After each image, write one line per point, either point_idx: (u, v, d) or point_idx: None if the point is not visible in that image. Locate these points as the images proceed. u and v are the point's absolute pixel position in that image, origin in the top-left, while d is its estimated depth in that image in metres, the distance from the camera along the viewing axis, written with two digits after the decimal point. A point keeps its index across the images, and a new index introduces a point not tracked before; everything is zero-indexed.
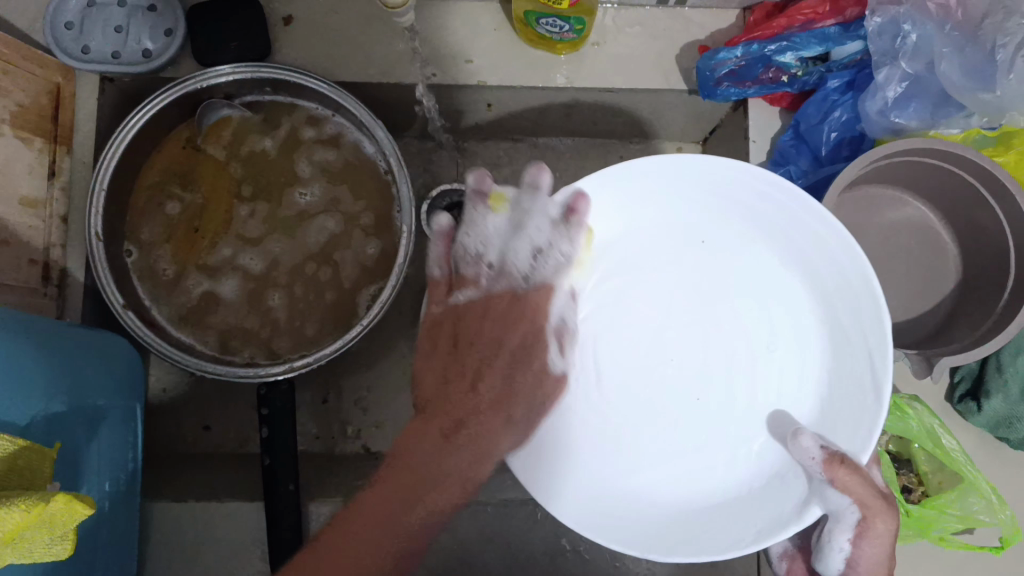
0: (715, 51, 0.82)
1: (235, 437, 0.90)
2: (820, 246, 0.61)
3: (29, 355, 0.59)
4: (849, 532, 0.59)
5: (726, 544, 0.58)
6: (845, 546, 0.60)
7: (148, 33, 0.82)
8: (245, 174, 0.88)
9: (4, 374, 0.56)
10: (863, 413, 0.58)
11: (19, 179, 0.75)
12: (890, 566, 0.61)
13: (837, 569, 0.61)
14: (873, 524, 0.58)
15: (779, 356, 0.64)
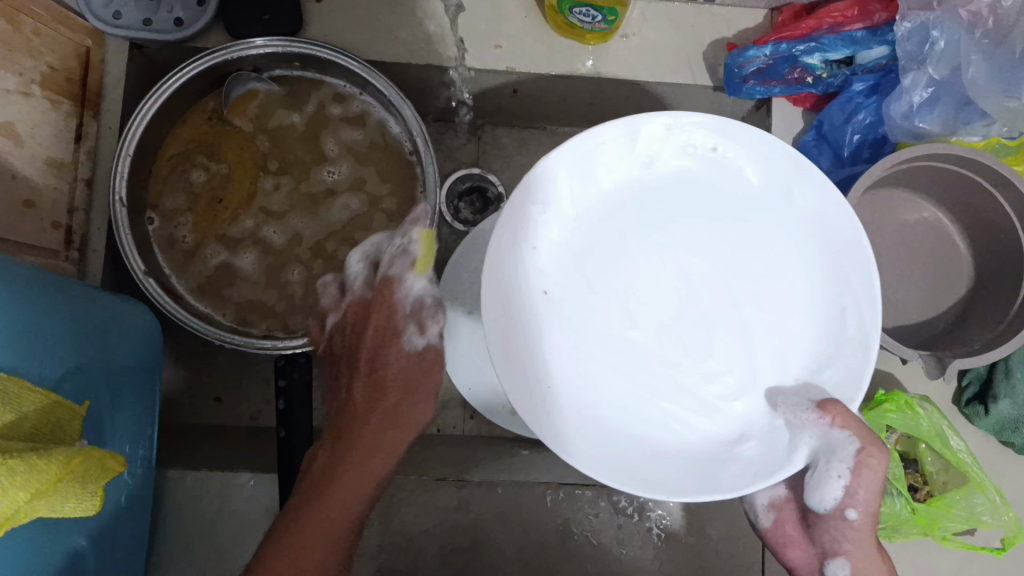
0: (745, 50, 0.83)
1: (247, 409, 0.91)
2: (727, 178, 0.55)
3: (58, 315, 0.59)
4: (847, 463, 0.58)
5: (671, 476, 0.51)
6: (844, 473, 0.59)
7: (180, 3, 0.82)
8: (267, 148, 0.88)
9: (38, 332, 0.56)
10: (854, 363, 0.52)
11: (47, 141, 0.75)
12: (879, 493, 0.62)
13: (832, 497, 0.61)
14: (866, 457, 0.58)
15: (803, 323, 0.54)
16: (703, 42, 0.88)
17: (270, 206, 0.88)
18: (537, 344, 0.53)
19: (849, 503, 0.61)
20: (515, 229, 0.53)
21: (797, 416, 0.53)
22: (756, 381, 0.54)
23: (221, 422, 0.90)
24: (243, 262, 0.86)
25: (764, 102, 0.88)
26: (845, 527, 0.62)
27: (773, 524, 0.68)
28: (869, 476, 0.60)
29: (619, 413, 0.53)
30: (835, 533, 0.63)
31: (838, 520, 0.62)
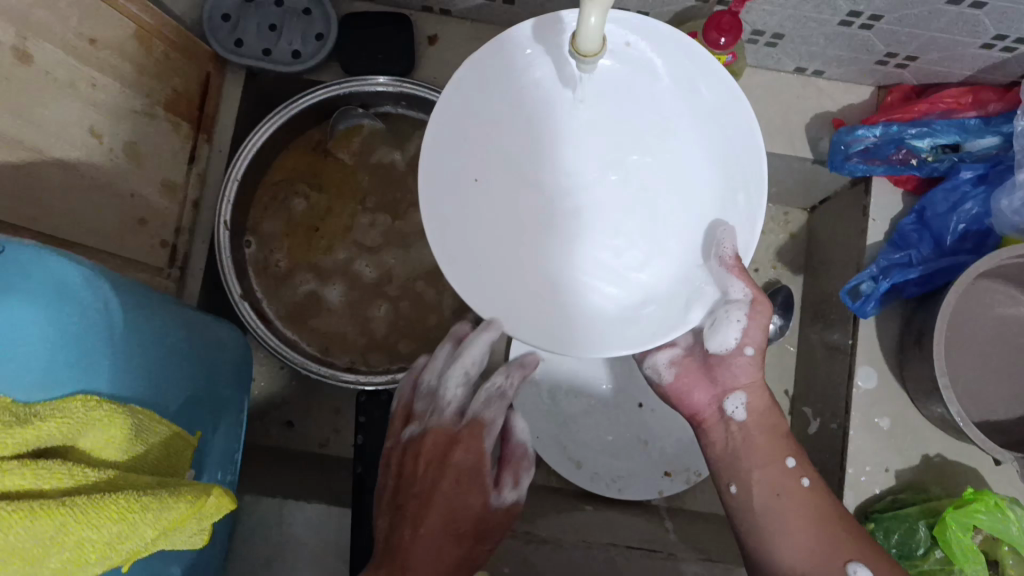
0: (853, 128, 0.83)
1: (320, 437, 0.91)
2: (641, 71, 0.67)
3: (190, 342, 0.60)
4: (740, 310, 0.67)
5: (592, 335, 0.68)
6: (742, 319, 0.67)
7: (299, 37, 0.84)
8: (364, 183, 0.89)
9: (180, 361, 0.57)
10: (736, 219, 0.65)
11: (165, 162, 0.77)
12: (763, 343, 0.70)
13: (728, 342, 0.68)
14: (755, 311, 0.67)
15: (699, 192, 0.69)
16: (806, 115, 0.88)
17: (362, 240, 0.88)
18: (449, 190, 0.67)
19: (746, 340, 0.69)
20: (535, 145, 0.72)
21: (721, 254, 0.65)
22: (671, 248, 0.70)
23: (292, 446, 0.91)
24: (332, 292, 0.87)
25: (863, 180, 0.87)
26: (740, 363, 0.70)
27: (674, 377, 0.74)
28: (759, 321, 0.68)
29: (478, 245, 0.69)
30: (732, 370, 0.70)
31: (740, 359, 0.70)
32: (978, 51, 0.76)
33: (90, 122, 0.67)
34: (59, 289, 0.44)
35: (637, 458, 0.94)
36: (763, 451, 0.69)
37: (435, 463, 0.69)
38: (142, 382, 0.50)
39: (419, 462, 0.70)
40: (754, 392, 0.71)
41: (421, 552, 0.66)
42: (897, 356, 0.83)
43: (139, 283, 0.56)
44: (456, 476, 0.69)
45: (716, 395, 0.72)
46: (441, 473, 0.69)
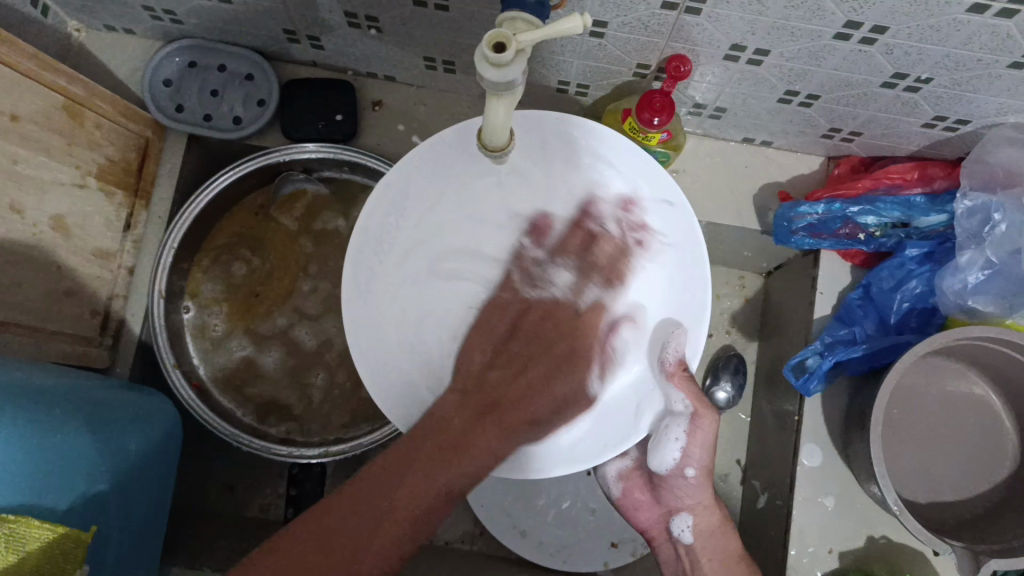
0: (797, 204, 0.81)
1: (258, 502, 0.90)
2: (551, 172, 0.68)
3: (106, 445, 0.61)
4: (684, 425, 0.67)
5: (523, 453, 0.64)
6: (681, 435, 0.67)
7: (241, 101, 0.84)
8: (305, 247, 0.88)
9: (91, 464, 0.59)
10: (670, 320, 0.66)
11: (97, 231, 0.77)
12: (711, 463, 0.69)
13: (672, 459, 0.69)
14: (700, 425, 0.67)
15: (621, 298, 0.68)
16: (755, 184, 0.87)
17: (302, 304, 0.87)
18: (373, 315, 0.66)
19: (687, 461, 0.69)
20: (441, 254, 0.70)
21: (665, 358, 0.64)
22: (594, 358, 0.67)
23: (230, 512, 0.89)
24: (268, 360, 0.86)
25: (811, 251, 0.86)
26: (681, 482, 0.70)
27: (622, 494, 0.76)
28: (702, 435, 0.67)
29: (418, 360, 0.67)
30: (677, 492, 0.71)
31: (681, 480, 0.70)
32: (920, 129, 0.75)
33: (12, 197, 0.66)
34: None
35: (583, 525, 0.92)
36: (713, 569, 0.69)
37: (567, 328, 0.68)
38: (19, 485, 0.51)
39: (493, 376, 0.67)
40: (698, 513, 0.71)
41: (351, 526, 0.61)
42: (842, 434, 0.82)
43: (30, 374, 0.58)
44: (518, 422, 0.65)
45: (661, 515, 0.73)
46: (486, 423, 0.65)
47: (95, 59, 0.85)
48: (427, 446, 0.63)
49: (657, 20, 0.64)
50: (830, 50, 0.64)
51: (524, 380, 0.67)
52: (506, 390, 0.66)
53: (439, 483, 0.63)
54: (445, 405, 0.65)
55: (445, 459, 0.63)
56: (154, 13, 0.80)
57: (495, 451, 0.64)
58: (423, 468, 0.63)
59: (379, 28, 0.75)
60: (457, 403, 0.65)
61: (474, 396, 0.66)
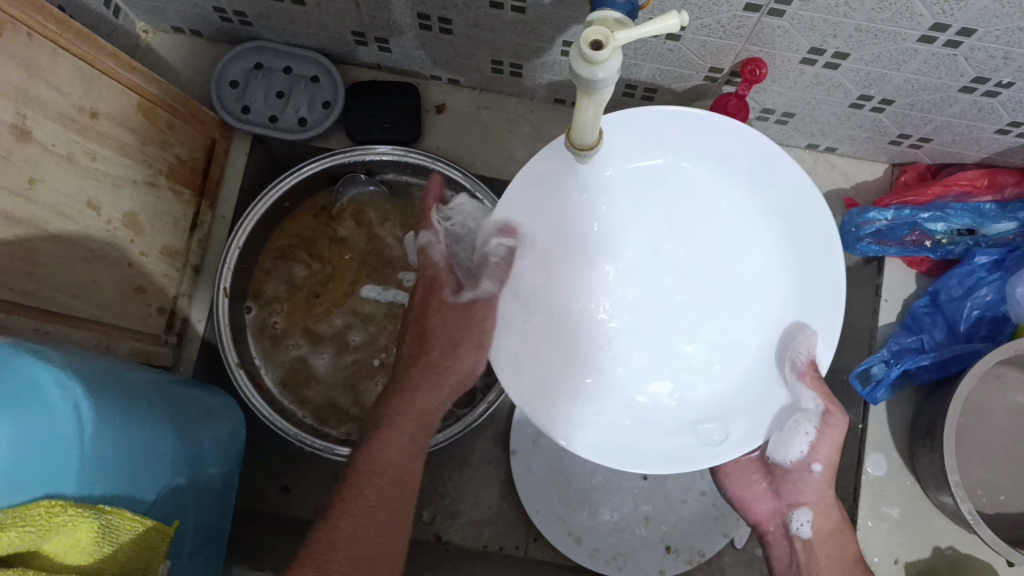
0: (864, 210, 0.81)
1: (314, 504, 0.90)
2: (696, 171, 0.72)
3: (177, 435, 0.60)
4: (813, 421, 0.67)
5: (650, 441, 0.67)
6: (810, 431, 0.67)
7: (307, 104, 0.84)
8: (366, 250, 0.88)
9: (164, 455, 0.58)
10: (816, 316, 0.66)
11: (166, 229, 0.77)
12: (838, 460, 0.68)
13: (797, 453, 0.68)
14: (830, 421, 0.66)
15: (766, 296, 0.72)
16: (817, 191, 0.86)
17: (363, 305, 0.87)
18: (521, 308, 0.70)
19: (813, 456, 0.68)
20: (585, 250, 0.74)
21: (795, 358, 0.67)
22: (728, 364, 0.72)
23: (288, 513, 0.89)
24: (327, 361, 0.86)
25: (875, 258, 0.85)
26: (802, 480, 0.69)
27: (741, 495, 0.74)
28: (831, 437, 0.67)
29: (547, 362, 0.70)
30: (798, 487, 0.70)
31: (804, 473, 0.69)
32: (993, 135, 0.75)
33: (89, 194, 0.66)
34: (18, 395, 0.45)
35: (636, 533, 0.90)
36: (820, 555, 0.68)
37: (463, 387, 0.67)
38: (114, 474, 0.51)
39: (396, 451, 0.65)
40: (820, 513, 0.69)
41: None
42: (907, 443, 0.81)
43: (114, 366, 0.58)
44: (402, 473, 0.65)
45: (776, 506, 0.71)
46: (370, 483, 0.64)
47: (162, 60, 0.86)
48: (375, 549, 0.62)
49: (737, 22, 0.64)
50: (912, 54, 0.64)
51: (407, 444, 0.66)
52: (403, 456, 0.65)
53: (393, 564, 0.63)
54: (394, 446, 0.65)
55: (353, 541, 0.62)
56: (225, 14, 0.80)
57: (399, 494, 0.65)
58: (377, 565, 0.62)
59: (450, 31, 0.75)
60: (360, 484, 0.63)
61: (371, 474, 0.64)
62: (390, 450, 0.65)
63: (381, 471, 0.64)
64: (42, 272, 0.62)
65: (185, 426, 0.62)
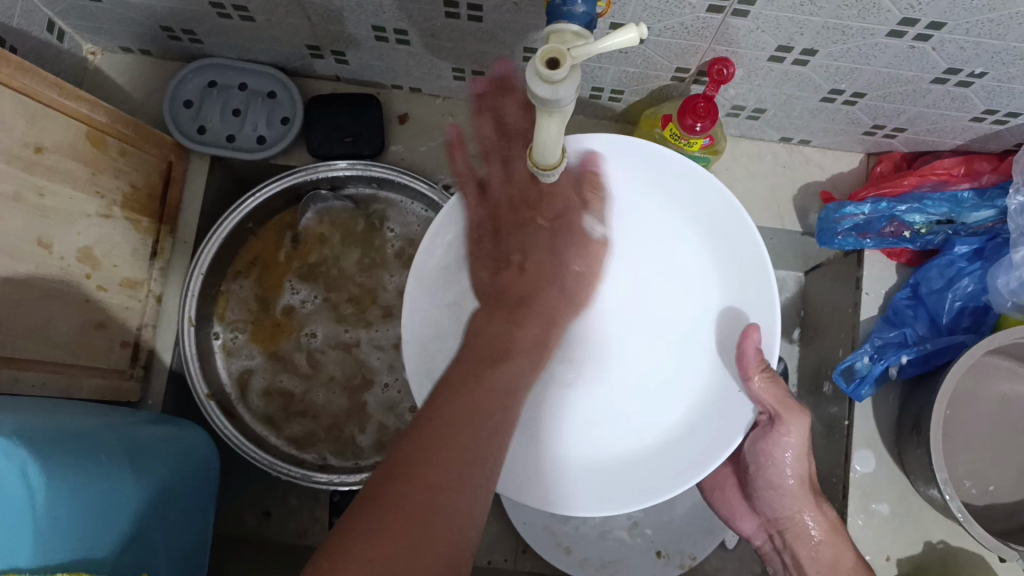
0: (841, 205, 0.79)
1: (295, 528, 0.88)
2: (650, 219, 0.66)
3: (140, 483, 0.58)
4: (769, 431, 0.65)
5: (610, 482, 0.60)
6: (775, 441, 0.65)
7: (265, 120, 0.81)
8: (336, 266, 0.86)
9: (125, 504, 0.56)
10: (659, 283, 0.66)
11: (124, 259, 0.74)
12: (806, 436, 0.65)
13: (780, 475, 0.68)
14: (782, 426, 0.64)
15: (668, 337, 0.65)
16: (792, 185, 0.85)
17: (334, 324, 0.85)
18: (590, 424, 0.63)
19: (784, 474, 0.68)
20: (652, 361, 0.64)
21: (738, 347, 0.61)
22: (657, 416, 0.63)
23: (269, 538, 0.87)
24: (299, 383, 0.84)
25: (854, 251, 0.83)
26: (777, 493, 0.70)
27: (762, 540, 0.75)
28: (796, 431, 0.64)
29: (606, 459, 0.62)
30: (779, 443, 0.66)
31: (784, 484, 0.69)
32: (968, 123, 0.73)
33: (38, 232, 0.63)
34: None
35: (624, 540, 0.89)
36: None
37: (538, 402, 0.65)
38: (70, 538, 0.49)
39: (422, 415, 0.50)
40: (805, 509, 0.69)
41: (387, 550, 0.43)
42: (894, 437, 0.79)
43: (71, 418, 0.56)
44: (486, 402, 0.52)
45: (762, 524, 0.74)
46: (454, 405, 0.51)
47: (112, 82, 0.83)
48: (444, 456, 0.48)
49: (702, 24, 0.61)
50: (883, 49, 0.62)
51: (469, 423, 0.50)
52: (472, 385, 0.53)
53: (449, 495, 0.47)
54: (423, 437, 0.49)
55: (425, 504, 0.46)
56: (173, 32, 0.78)
57: (460, 460, 0.48)
58: (419, 522, 0.45)
59: (407, 41, 0.72)
60: (422, 423, 0.50)
61: (460, 393, 0.52)
62: (433, 411, 0.51)
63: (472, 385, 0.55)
64: None
65: (151, 473, 0.60)
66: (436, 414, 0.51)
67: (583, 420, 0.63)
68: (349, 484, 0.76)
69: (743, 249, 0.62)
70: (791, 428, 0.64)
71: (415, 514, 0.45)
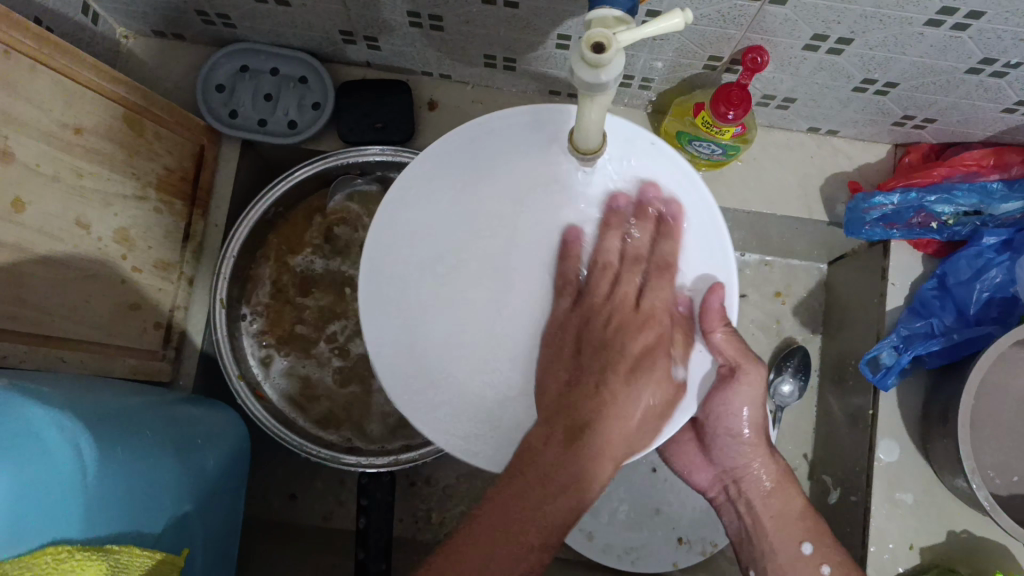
0: (869, 196, 0.80)
1: (321, 509, 0.89)
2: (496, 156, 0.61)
3: (179, 461, 0.59)
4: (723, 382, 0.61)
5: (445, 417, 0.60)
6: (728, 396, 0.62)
7: (296, 105, 0.82)
8: (364, 251, 0.87)
9: (165, 480, 0.56)
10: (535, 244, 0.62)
11: (158, 241, 0.75)
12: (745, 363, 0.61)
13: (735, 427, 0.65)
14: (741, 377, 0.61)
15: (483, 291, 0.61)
16: (820, 176, 0.85)
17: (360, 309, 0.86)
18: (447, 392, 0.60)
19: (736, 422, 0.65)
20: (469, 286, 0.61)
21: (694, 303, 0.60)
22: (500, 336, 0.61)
23: (295, 519, 0.88)
24: (326, 368, 0.85)
25: (881, 242, 0.83)
26: (735, 442, 0.66)
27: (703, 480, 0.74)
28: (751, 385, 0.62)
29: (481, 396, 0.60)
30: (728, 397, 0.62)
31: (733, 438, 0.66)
32: (999, 114, 0.73)
33: (76, 212, 0.64)
34: (22, 441, 0.44)
35: (646, 526, 0.89)
36: (776, 534, 0.66)
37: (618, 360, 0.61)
38: (117, 513, 0.50)
39: (535, 437, 0.58)
40: (751, 461, 0.67)
41: (512, 516, 0.56)
42: (919, 427, 0.80)
43: (112, 396, 0.57)
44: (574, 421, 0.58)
45: (717, 474, 0.70)
46: (574, 445, 0.57)
47: (145, 66, 0.84)
48: (516, 473, 0.57)
49: (739, 12, 0.62)
50: (919, 38, 0.62)
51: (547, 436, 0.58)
52: (563, 402, 0.59)
53: (559, 513, 0.56)
54: (547, 452, 0.57)
55: (542, 489, 0.56)
56: (207, 17, 0.78)
57: (558, 473, 0.56)
58: (523, 492, 0.56)
59: (441, 27, 0.73)
60: (544, 434, 0.58)
61: (559, 416, 0.58)
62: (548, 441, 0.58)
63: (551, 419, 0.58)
64: (33, 297, 0.60)
65: (189, 451, 0.61)
66: (538, 454, 0.57)
67: (431, 373, 0.61)
68: (376, 469, 0.77)
69: (692, 217, 0.61)
70: (716, 339, 0.59)
71: (503, 506, 0.56)
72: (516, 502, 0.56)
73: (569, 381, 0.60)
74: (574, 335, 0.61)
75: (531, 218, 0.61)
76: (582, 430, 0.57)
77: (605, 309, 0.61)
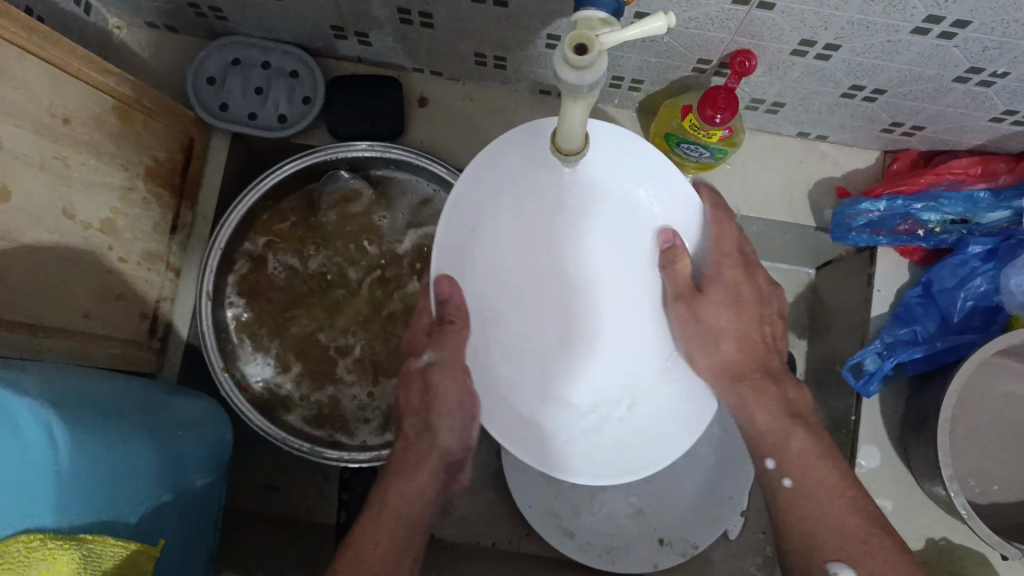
0: (856, 202, 0.80)
1: (304, 502, 0.89)
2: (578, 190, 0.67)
3: (158, 451, 0.59)
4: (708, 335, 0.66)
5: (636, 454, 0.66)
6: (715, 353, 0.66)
7: (286, 99, 0.82)
8: (353, 246, 0.87)
9: (142, 470, 0.56)
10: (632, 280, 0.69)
11: (145, 231, 0.75)
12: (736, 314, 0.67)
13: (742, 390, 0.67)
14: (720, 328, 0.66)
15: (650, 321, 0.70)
16: (808, 181, 0.85)
17: (346, 303, 0.86)
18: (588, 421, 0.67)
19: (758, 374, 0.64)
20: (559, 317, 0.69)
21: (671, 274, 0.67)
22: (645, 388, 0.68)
23: (278, 512, 0.88)
24: (311, 362, 0.85)
25: (867, 248, 0.84)
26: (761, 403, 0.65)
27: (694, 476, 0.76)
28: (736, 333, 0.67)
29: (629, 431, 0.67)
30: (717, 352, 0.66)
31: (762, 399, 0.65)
32: (987, 123, 0.73)
33: (63, 201, 0.64)
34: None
35: (628, 526, 0.89)
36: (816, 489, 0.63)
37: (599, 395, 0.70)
38: (92, 503, 0.50)
39: (399, 450, 0.68)
40: (748, 405, 0.65)
41: (408, 493, 0.63)
42: (900, 433, 0.80)
43: (92, 385, 0.57)
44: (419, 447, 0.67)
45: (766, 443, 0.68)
46: (421, 443, 0.67)
47: (137, 57, 0.84)
48: (393, 470, 0.66)
49: (726, 16, 0.62)
50: (906, 45, 0.62)
51: (425, 438, 0.67)
52: (418, 415, 0.68)
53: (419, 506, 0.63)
54: (410, 486, 0.64)
55: (409, 472, 0.65)
56: (199, 9, 0.78)
57: (414, 479, 0.64)
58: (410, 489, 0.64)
59: (431, 24, 0.73)
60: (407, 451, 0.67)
61: (411, 419, 0.68)
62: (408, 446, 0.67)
63: (418, 435, 0.68)
64: (17, 284, 0.60)
65: (169, 442, 0.61)
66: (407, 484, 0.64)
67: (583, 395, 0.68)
68: (359, 463, 0.77)
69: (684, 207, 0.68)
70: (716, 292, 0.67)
71: (396, 503, 0.62)
72: (396, 491, 0.63)
73: (421, 403, 0.67)
74: (407, 406, 0.69)
75: (592, 237, 0.69)
76: (421, 425, 0.68)
77: (417, 396, 0.67)
